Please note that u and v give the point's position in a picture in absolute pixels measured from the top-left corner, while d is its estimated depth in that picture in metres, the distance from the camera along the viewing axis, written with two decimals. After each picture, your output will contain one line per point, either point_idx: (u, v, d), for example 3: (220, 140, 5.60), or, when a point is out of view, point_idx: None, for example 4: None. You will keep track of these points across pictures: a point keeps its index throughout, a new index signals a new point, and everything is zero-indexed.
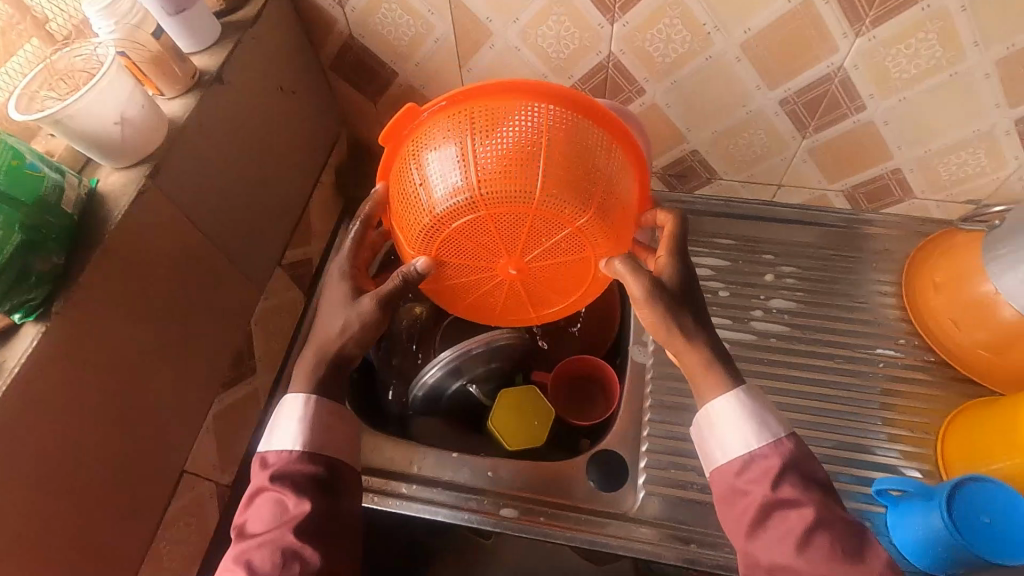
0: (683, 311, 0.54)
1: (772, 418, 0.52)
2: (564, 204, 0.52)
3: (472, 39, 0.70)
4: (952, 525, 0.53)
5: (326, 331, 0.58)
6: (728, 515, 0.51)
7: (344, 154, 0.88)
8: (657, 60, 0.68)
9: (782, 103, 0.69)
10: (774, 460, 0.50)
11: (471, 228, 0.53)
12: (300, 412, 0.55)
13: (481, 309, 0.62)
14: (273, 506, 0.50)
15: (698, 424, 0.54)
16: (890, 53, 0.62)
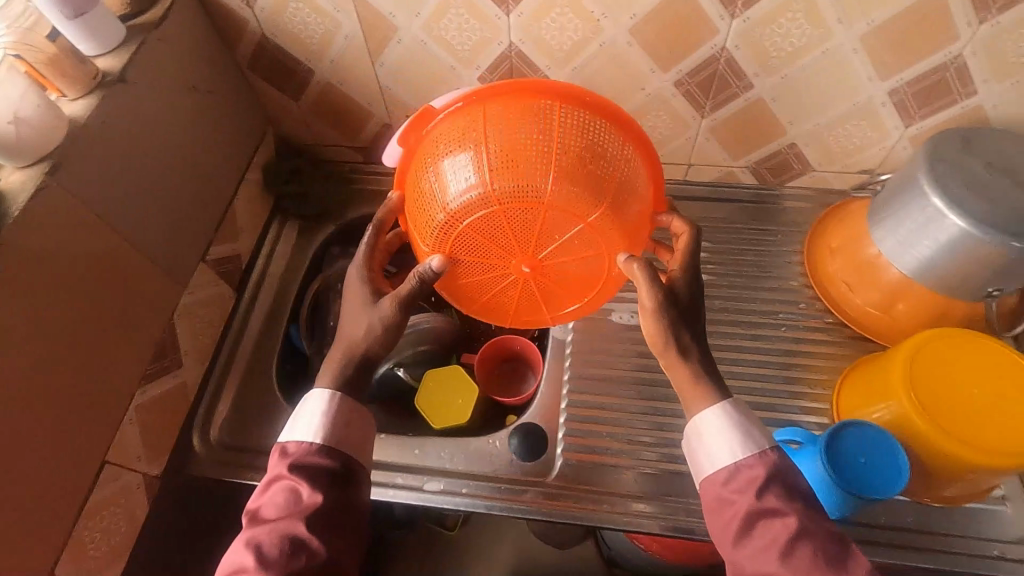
0: (684, 322, 0.57)
1: (758, 432, 0.54)
2: (574, 196, 0.52)
3: (380, 36, 0.73)
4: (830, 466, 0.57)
5: (353, 331, 0.60)
6: (715, 522, 0.53)
7: (271, 151, 0.90)
8: (555, 48, 0.71)
9: (676, 86, 0.73)
10: (759, 470, 0.52)
11: (487, 225, 0.54)
12: (325, 407, 0.57)
13: (500, 312, 0.62)
14: (286, 497, 0.53)
15: (687, 436, 0.57)
16: (766, 33, 0.66)
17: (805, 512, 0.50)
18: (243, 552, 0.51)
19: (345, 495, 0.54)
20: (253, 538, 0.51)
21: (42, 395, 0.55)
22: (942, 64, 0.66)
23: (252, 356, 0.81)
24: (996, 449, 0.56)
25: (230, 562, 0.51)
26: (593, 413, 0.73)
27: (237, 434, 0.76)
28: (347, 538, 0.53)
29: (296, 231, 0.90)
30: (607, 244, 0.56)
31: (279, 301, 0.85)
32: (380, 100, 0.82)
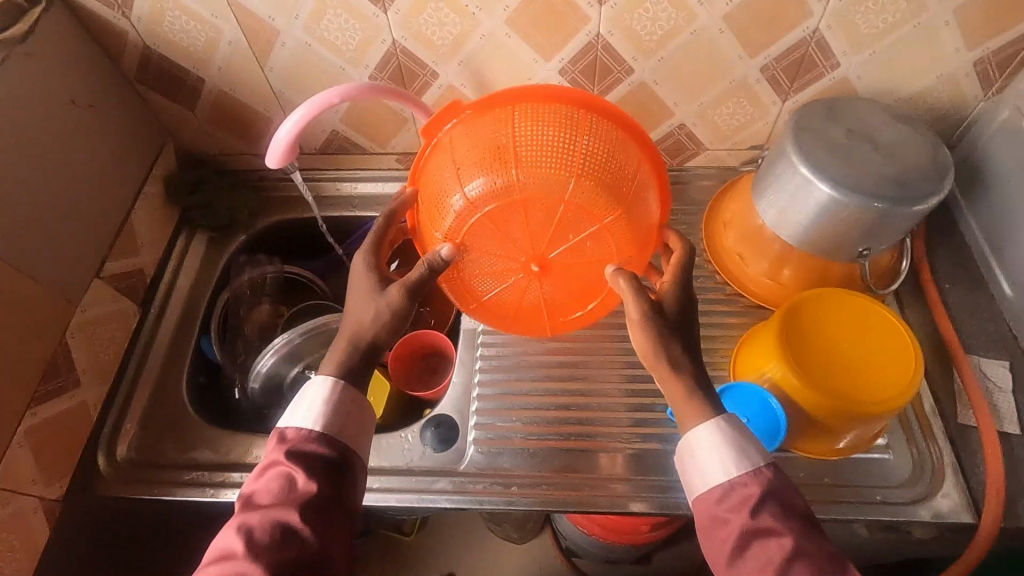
0: (674, 335, 0.56)
1: (752, 447, 0.52)
2: (591, 199, 0.55)
3: (264, 41, 0.73)
4: None
5: (360, 318, 0.59)
6: (711, 543, 0.50)
7: (173, 163, 0.89)
8: (437, 42, 0.72)
9: (561, 74, 0.75)
10: (753, 488, 0.50)
11: (502, 217, 0.56)
12: (326, 395, 0.56)
13: (500, 313, 0.63)
14: (281, 483, 0.51)
15: (679, 453, 0.55)
16: (635, 18, 0.68)
17: (802, 532, 0.48)
18: (233, 537, 0.50)
19: (339, 489, 0.53)
20: (244, 522, 0.50)
21: None
22: (803, 39, 0.69)
23: (160, 371, 0.80)
24: (871, 396, 0.59)
25: (221, 546, 0.50)
26: (501, 399, 0.73)
27: (146, 450, 0.74)
28: (338, 535, 0.52)
29: (204, 242, 0.89)
30: (615, 248, 0.58)
31: (189, 313, 0.84)
32: (275, 105, 0.82)
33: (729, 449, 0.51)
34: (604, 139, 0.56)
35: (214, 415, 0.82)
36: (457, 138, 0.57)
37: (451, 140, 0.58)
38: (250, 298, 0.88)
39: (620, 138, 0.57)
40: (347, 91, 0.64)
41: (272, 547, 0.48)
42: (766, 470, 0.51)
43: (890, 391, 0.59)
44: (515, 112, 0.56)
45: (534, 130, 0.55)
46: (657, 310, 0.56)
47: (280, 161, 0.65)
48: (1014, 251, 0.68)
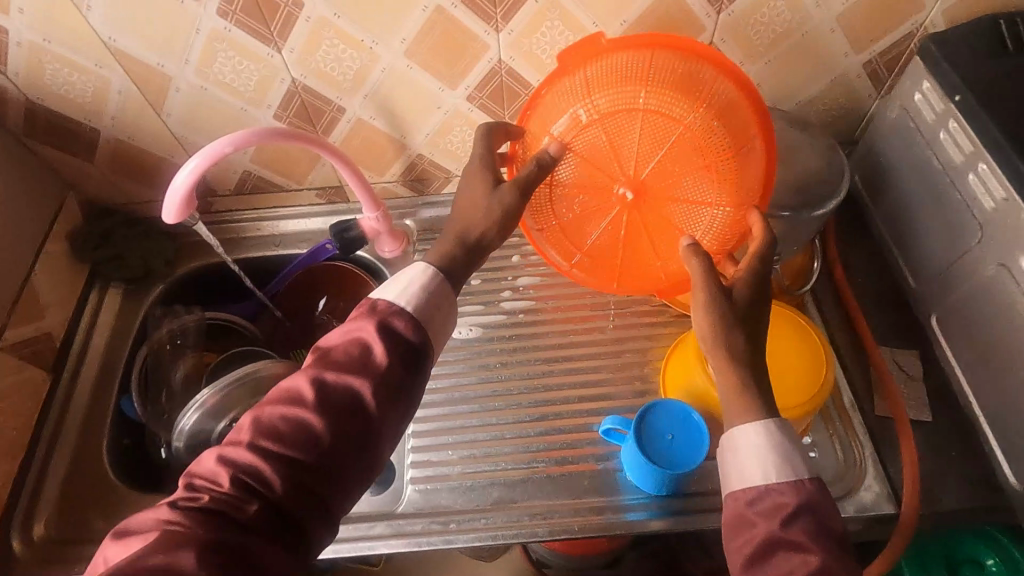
0: (734, 327, 0.54)
1: (799, 460, 0.51)
2: (704, 140, 0.58)
3: (156, 87, 0.70)
4: (638, 445, 0.62)
5: (468, 217, 0.59)
6: (732, 539, 0.49)
7: (78, 216, 0.85)
8: (339, 78, 0.71)
9: (469, 100, 0.74)
10: (789, 498, 0.49)
11: (611, 137, 0.59)
12: (422, 280, 0.55)
13: (572, 254, 0.67)
14: (361, 351, 0.52)
15: (721, 448, 0.54)
16: (534, 42, 0.68)
17: (829, 552, 0.46)
18: (305, 385, 0.51)
19: (410, 371, 0.52)
20: (317, 371, 0.51)
21: None
22: None
23: (77, 437, 0.76)
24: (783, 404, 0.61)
25: (293, 386, 0.51)
26: (436, 435, 0.72)
27: (65, 525, 0.71)
28: (396, 414, 0.52)
29: (119, 296, 0.85)
30: (710, 205, 0.60)
31: (105, 374, 0.80)
32: (179, 149, 0.78)
33: (777, 455, 0.50)
34: (723, 96, 0.56)
35: (139, 478, 0.78)
36: (591, 66, 0.57)
37: (584, 67, 0.57)
38: (172, 353, 0.84)
39: (729, 96, 0.56)
40: (239, 140, 0.61)
41: (335, 402, 0.50)
42: (810, 483, 0.49)
43: (799, 395, 0.61)
44: (655, 49, 0.55)
45: (670, 68, 0.56)
46: (725, 293, 0.55)
47: (178, 215, 0.62)
48: (913, 244, 0.70)
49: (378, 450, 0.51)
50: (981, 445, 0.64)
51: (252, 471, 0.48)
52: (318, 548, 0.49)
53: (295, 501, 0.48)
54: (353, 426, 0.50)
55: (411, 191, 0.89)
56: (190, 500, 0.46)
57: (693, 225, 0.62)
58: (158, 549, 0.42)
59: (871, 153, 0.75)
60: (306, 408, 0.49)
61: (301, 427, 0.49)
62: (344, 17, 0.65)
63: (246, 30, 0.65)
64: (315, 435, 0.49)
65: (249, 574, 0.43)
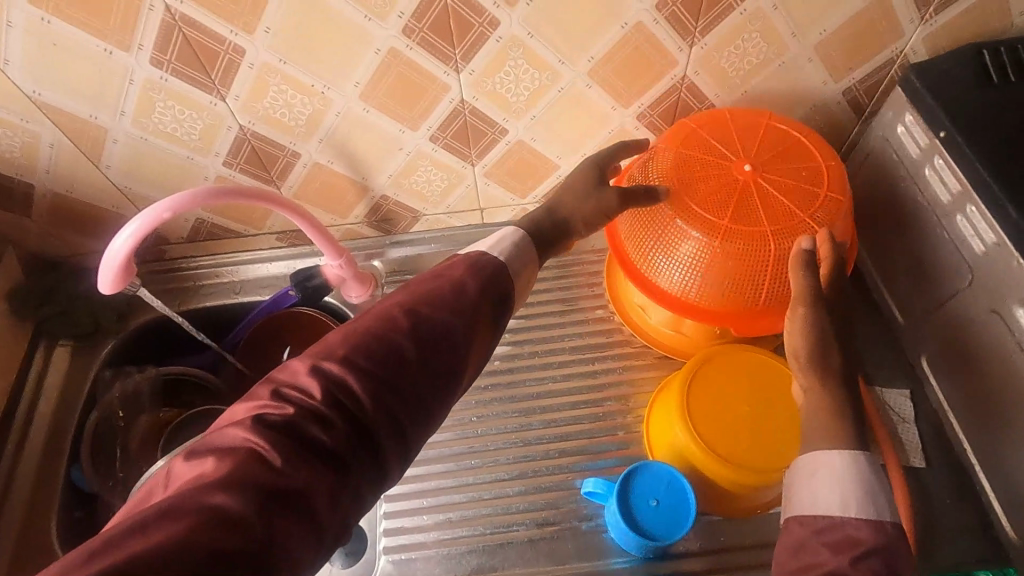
0: (830, 346, 0.57)
1: (882, 500, 0.48)
2: (818, 155, 0.65)
3: (90, 140, 0.65)
4: (619, 511, 0.58)
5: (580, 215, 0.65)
6: (788, 556, 0.46)
7: (19, 273, 0.79)
8: (291, 124, 0.66)
9: (433, 141, 0.70)
10: (861, 533, 0.45)
11: (734, 129, 0.65)
12: (512, 239, 0.59)
13: (665, 236, 0.64)
14: (452, 290, 0.51)
15: (796, 467, 0.52)
16: (496, 81, 0.64)
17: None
18: (397, 311, 0.49)
19: (495, 316, 0.53)
20: (409, 303, 0.50)
21: None
22: (673, 85, 0.67)
23: (23, 516, 0.70)
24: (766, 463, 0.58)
25: (386, 311, 0.49)
26: (410, 499, 0.68)
27: None
28: (479, 352, 0.52)
29: (68, 355, 0.80)
30: (822, 190, 0.63)
31: (54, 442, 0.75)
32: (123, 200, 0.73)
33: (862, 487, 0.47)
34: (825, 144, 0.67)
35: None
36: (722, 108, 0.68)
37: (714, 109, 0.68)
38: (124, 419, 0.78)
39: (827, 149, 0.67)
40: (178, 203, 0.57)
41: (426, 334, 0.49)
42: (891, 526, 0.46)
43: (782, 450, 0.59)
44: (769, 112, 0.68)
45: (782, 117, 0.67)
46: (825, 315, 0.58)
47: (113, 286, 0.58)
48: (903, 280, 0.68)
49: (458, 386, 0.50)
50: (977, 491, 0.62)
51: (341, 384, 0.45)
52: (388, 475, 0.46)
53: (379, 419, 0.45)
54: (439, 355, 0.49)
55: (377, 231, 0.85)
56: (279, 411, 0.43)
57: (811, 213, 0.63)
58: (233, 475, 0.39)
59: (852, 183, 0.73)
60: (401, 334, 0.48)
61: (393, 352, 0.47)
62: (289, 62, 0.60)
63: (183, 79, 0.60)
64: (401, 351, 0.47)
65: (304, 520, 0.40)
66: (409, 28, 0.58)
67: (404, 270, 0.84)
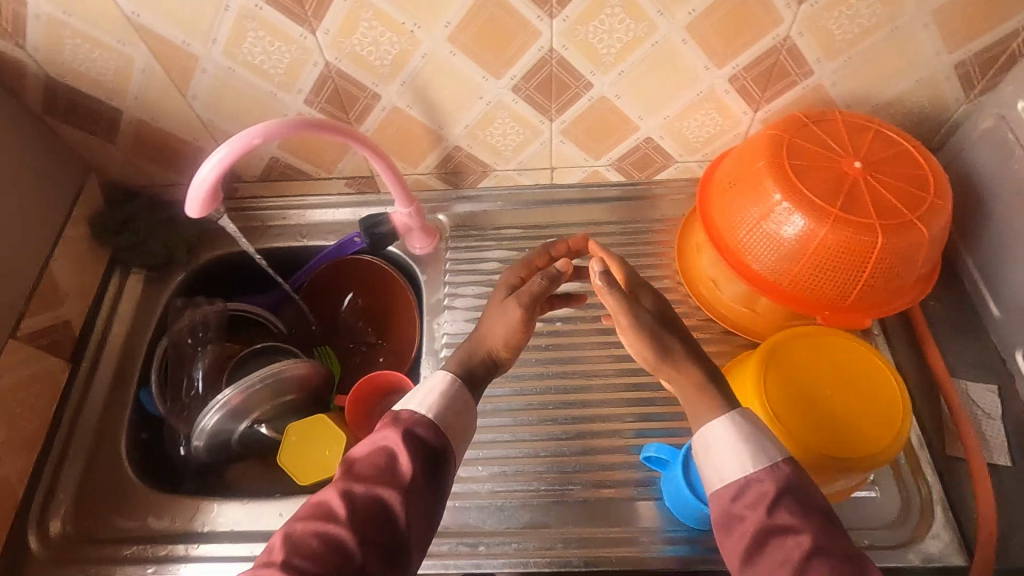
0: (668, 332, 0.55)
1: (769, 443, 0.51)
2: (926, 164, 0.61)
3: (180, 67, 0.66)
4: (687, 477, 0.58)
5: (493, 337, 0.58)
6: (723, 539, 0.49)
7: (101, 199, 0.81)
8: (375, 64, 0.65)
9: (515, 91, 0.69)
10: (768, 487, 0.48)
11: (847, 129, 0.62)
12: (442, 388, 0.55)
13: (750, 232, 0.62)
14: (385, 466, 0.50)
15: (693, 449, 0.53)
16: (590, 30, 0.62)
17: (820, 531, 0.46)
18: (334, 501, 0.49)
19: (434, 477, 0.51)
20: (345, 485, 0.49)
21: None
22: (773, 46, 0.64)
23: (94, 431, 0.73)
24: (884, 448, 0.56)
25: (322, 503, 0.49)
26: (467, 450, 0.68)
27: (83, 522, 0.68)
28: (422, 524, 0.50)
29: (141, 283, 0.82)
30: (929, 194, 0.59)
31: (125, 363, 0.78)
32: (203, 132, 0.74)
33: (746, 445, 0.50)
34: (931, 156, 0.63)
35: (157, 473, 0.75)
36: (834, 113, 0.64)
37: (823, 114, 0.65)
38: (192, 347, 0.80)
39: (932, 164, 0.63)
40: (268, 131, 0.57)
41: (369, 518, 0.48)
42: (784, 464, 0.49)
43: (887, 431, 0.57)
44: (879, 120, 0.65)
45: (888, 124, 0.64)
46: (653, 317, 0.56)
47: (201, 211, 0.58)
48: (1002, 267, 0.64)
49: (408, 562, 0.49)
50: None
51: None
52: None
53: None
54: (384, 539, 0.48)
55: (444, 184, 0.83)
56: None
57: (919, 214, 0.58)
58: None
59: (953, 164, 0.69)
60: (338, 526, 0.47)
61: (333, 549, 0.47)
62: None
63: (277, 9, 0.60)
64: (347, 552, 0.47)
65: None
66: None
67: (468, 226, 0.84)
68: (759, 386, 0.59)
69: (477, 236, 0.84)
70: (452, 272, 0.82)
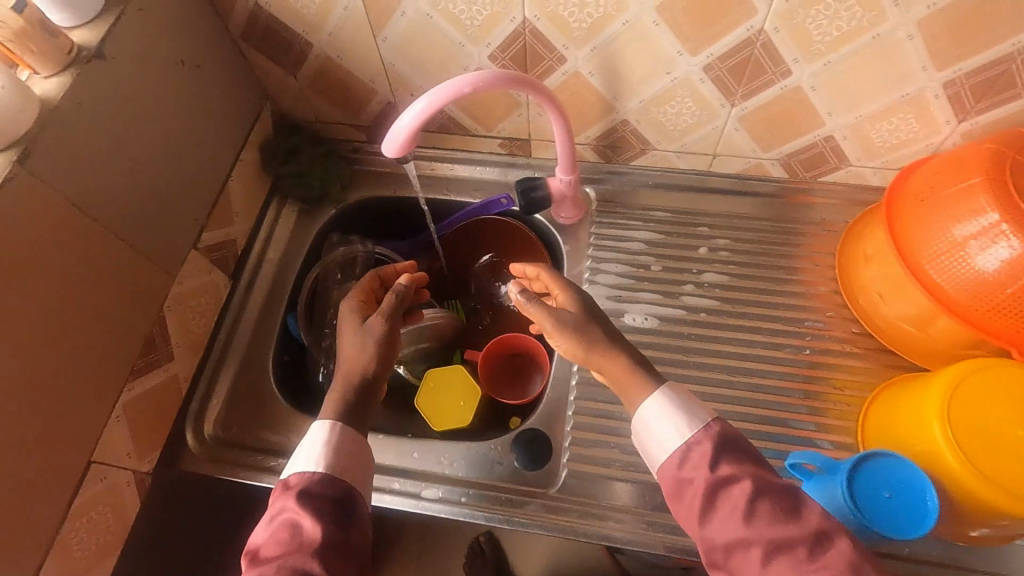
0: (592, 323, 0.63)
1: (698, 408, 0.56)
2: None
3: (382, 8, 0.66)
4: (852, 497, 0.54)
5: (357, 357, 0.62)
6: (678, 505, 0.53)
7: (269, 128, 0.85)
8: (573, 26, 0.64)
9: (706, 70, 0.66)
10: (705, 446, 0.53)
11: None
12: (326, 437, 0.57)
13: (950, 252, 0.60)
14: (290, 534, 0.50)
15: (634, 430, 0.58)
16: (811, 15, 0.59)
17: (757, 476, 0.50)
18: None
19: (344, 525, 0.52)
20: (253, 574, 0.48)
21: (31, 393, 0.53)
22: (1009, 53, 0.59)
23: (246, 346, 0.77)
24: None
25: None
26: (599, 424, 0.70)
27: (232, 429, 0.73)
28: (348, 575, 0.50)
29: (295, 213, 0.86)
30: None
31: (277, 288, 0.82)
32: (380, 75, 0.75)
33: (679, 413, 0.55)
34: None
35: (294, 394, 0.79)
36: None
37: None
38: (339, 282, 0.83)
39: None
40: (480, 80, 0.56)
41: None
42: (713, 426, 0.54)
43: None
44: None
45: None
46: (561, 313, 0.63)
47: (398, 152, 0.59)
48: None
49: None
50: None
51: None
52: None
53: None
54: None
55: (597, 156, 0.82)
56: None
57: None
58: None
59: None
60: None
61: None
62: None
63: None
64: None
65: None
66: None
67: (614, 202, 0.83)
68: (943, 409, 0.57)
69: (622, 214, 0.82)
70: (595, 247, 0.81)
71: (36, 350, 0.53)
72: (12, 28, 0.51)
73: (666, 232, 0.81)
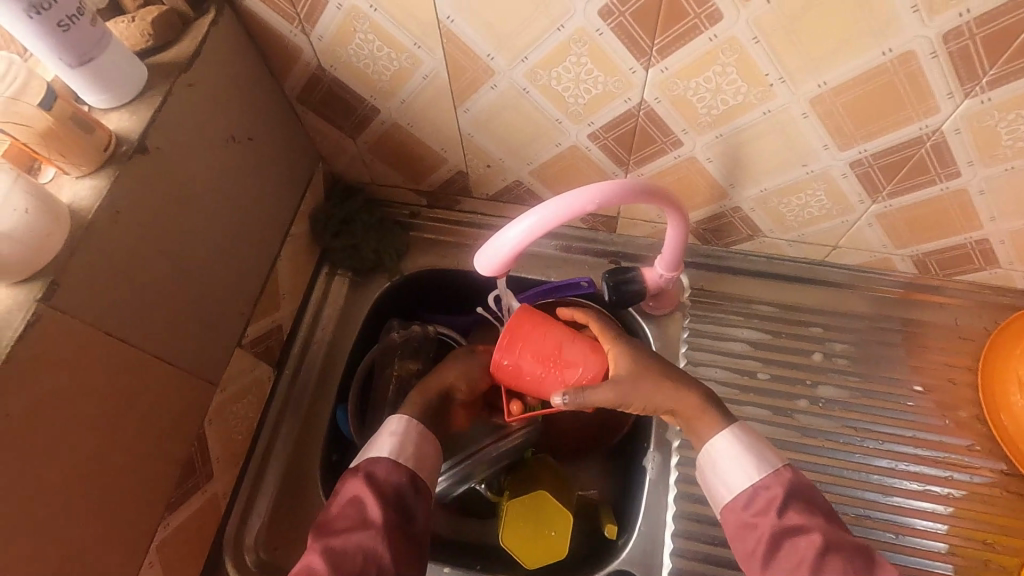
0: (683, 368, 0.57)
1: (769, 451, 0.53)
2: None
3: (470, 79, 0.56)
4: None
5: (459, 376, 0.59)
6: (740, 548, 0.51)
7: (321, 193, 0.75)
8: (700, 113, 0.54)
9: (853, 166, 0.56)
10: (774, 492, 0.51)
11: None
12: (397, 431, 0.55)
13: None
14: (355, 513, 0.50)
15: (700, 467, 0.55)
16: (1007, 119, 0.48)
17: (829, 530, 0.48)
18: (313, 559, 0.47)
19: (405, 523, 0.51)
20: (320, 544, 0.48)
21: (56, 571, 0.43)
22: None
23: (291, 450, 0.68)
24: None
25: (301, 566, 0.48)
26: (704, 571, 0.61)
27: (277, 551, 0.64)
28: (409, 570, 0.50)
29: (345, 286, 0.76)
30: None
31: (325, 378, 0.72)
32: (454, 145, 0.65)
33: (751, 454, 0.53)
34: None
35: None
36: None
37: None
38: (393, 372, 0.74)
39: None
40: (606, 197, 0.47)
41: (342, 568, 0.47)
42: (784, 471, 0.52)
43: None
44: None
45: None
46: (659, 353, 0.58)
47: (494, 272, 0.51)
48: None
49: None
50: None
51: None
52: None
53: None
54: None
55: (694, 238, 0.71)
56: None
57: None
58: None
59: None
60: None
61: None
62: (762, 43, 0.46)
63: (622, 37, 0.48)
64: None
65: None
66: (959, 31, 0.43)
67: (712, 291, 0.72)
68: None
69: (720, 307, 0.71)
70: (690, 345, 0.70)
71: (65, 515, 0.43)
72: (35, 130, 0.42)
73: (774, 331, 0.70)
